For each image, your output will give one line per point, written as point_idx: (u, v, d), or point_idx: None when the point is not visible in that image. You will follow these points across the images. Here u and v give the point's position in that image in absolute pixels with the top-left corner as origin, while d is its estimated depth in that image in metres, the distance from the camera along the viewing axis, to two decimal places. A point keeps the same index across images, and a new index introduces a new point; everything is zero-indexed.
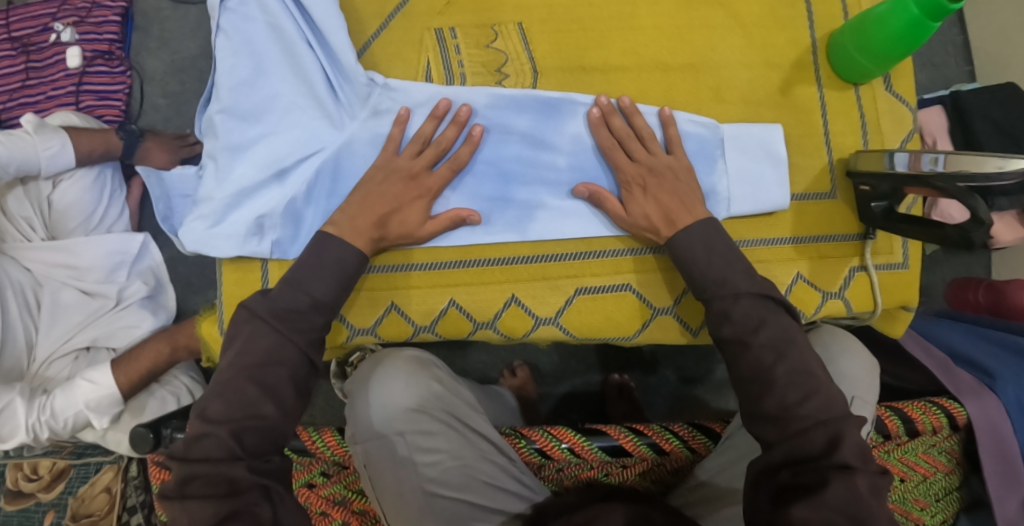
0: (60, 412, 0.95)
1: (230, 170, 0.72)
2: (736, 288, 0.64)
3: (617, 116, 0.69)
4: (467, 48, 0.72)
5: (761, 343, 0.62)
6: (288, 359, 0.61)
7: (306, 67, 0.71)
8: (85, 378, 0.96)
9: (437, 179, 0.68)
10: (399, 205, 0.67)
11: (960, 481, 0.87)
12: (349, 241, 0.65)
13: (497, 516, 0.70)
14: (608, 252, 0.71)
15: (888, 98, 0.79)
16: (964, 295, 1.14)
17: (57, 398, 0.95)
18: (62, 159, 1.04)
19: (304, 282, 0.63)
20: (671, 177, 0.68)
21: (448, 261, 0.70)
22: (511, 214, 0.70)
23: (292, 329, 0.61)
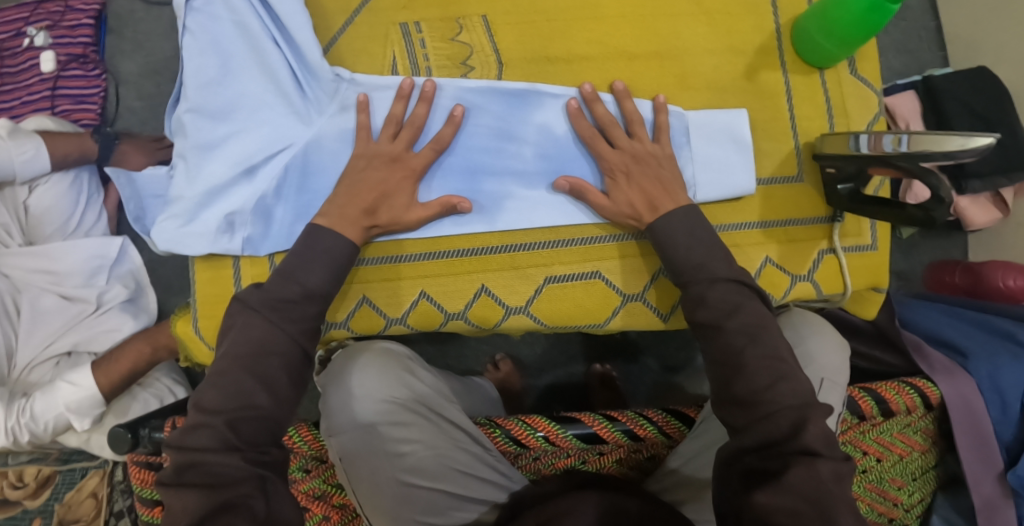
0: (39, 415, 0.96)
1: (199, 169, 0.72)
2: (714, 274, 0.65)
3: (598, 104, 0.69)
4: (432, 42, 0.72)
5: (734, 326, 0.63)
6: (280, 348, 0.61)
7: (272, 65, 0.72)
8: (65, 381, 0.97)
9: (421, 160, 0.68)
10: (389, 190, 0.67)
11: (937, 459, 0.89)
12: (342, 231, 0.66)
13: (473, 504, 0.70)
14: (579, 240, 0.71)
15: (853, 82, 0.80)
16: (942, 277, 1.15)
17: (37, 401, 0.96)
18: (37, 163, 1.04)
19: (297, 272, 0.64)
20: (654, 164, 0.69)
21: (417, 254, 0.70)
22: (480, 205, 0.70)
23: (284, 318, 0.62)
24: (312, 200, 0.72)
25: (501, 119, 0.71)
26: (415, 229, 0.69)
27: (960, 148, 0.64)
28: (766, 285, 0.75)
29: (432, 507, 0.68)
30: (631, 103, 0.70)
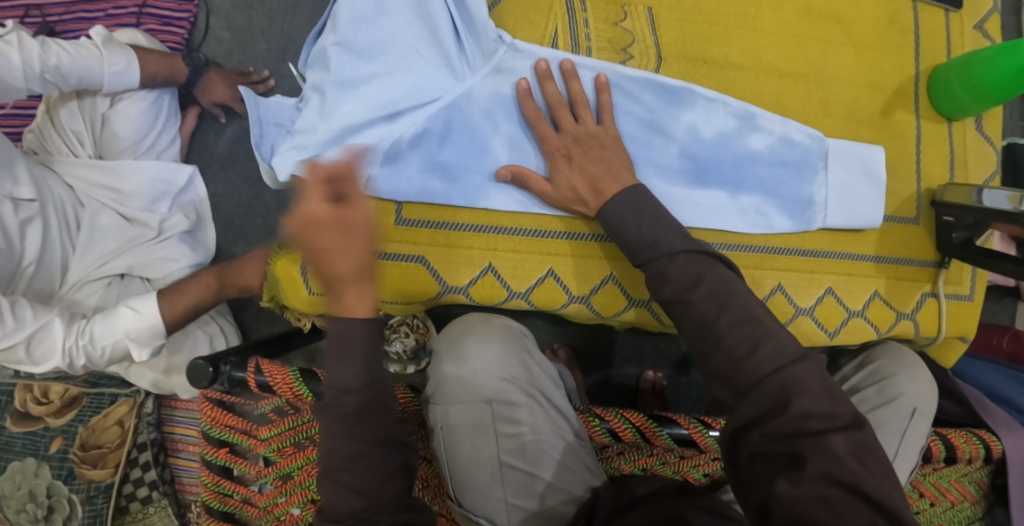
0: (98, 340, 0.93)
1: (338, 104, 0.70)
2: (670, 248, 0.61)
3: (550, 82, 0.68)
4: (595, 23, 0.72)
5: (701, 298, 0.59)
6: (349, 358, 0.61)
7: (433, 14, 0.70)
8: (130, 306, 0.95)
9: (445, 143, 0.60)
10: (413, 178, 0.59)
11: (984, 511, 0.91)
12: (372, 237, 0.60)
13: (560, 498, 0.69)
14: (577, 236, 0.71)
15: (976, 137, 0.80)
16: (988, 339, 1.18)
17: (98, 324, 0.94)
18: (126, 77, 1.00)
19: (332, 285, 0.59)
20: (597, 146, 0.67)
21: (549, 232, 0.71)
22: None
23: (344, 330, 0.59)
24: (450, 157, 0.71)
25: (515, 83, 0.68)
26: (550, 206, 0.70)
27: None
28: (874, 318, 0.75)
29: (523, 491, 0.69)
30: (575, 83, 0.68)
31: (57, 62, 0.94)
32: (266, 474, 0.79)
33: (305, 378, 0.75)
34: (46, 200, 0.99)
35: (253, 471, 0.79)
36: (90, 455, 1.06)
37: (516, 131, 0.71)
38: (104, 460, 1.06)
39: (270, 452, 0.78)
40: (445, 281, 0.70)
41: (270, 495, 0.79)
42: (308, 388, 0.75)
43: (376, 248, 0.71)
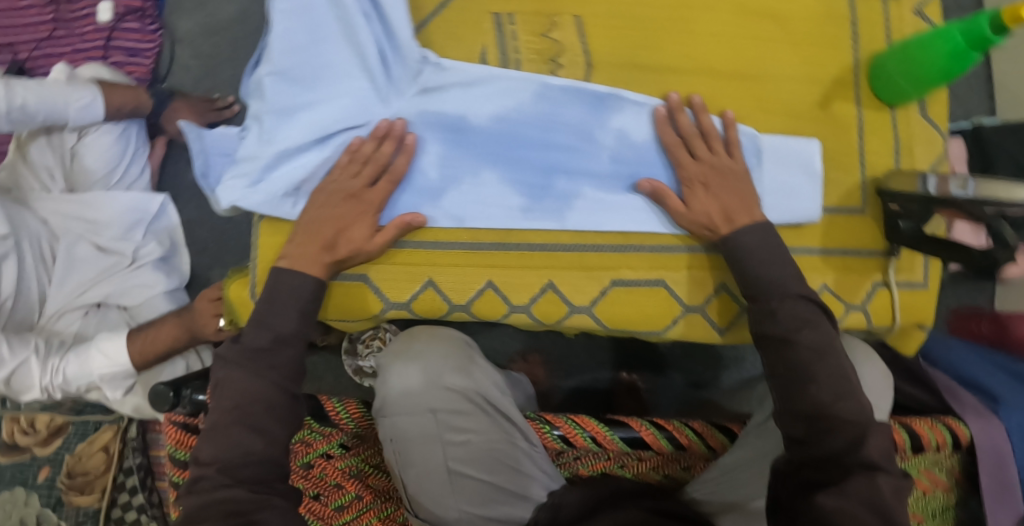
0: (72, 379, 0.99)
1: (276, 132, 0.73)
2: (783, 291, 0.66)
3: (683, 114, 0.70)
4: (523, 35, 0.73)
5: (803, 342, 0.64)
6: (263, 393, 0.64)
7: (361, 38, 0.72)
8: (100, 350, 0.99)
9: (379, 195, 0.69)
10: (349, 223, 0.69)
11: (959, 500, 0.89)
12: (306, 271, 0.68)
13: (518, 502, 0.69)
14: (522, 246, 0.70)
15: (922, 123, 0.79)
16: (969, 325, 1.20)
17: (71, 364, 0.99)
18: (92, 112, 1.03)
19: (268, 318, 0.66)
20: (732, 177, 0.69)
21: (485, 245, 0.71)
22: (550, 203, 0.70)
23: (264, 367, 0.65)
24: None
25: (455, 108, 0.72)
26: (485, 220, 0.70)
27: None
28: None
29: (477, 498, 0.68)
30: (707, 117, 0.70)
31: (22, 101, 0.96)
32: None
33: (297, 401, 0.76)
34: (20, 236, 1.02)
35: None
36: (77, 482, 1.08)
37: (445, 149, 0.72)
38: (90, 485, 1.08)
39: None
40: (387, 296, 0.71)
41: None
42: None
43: None
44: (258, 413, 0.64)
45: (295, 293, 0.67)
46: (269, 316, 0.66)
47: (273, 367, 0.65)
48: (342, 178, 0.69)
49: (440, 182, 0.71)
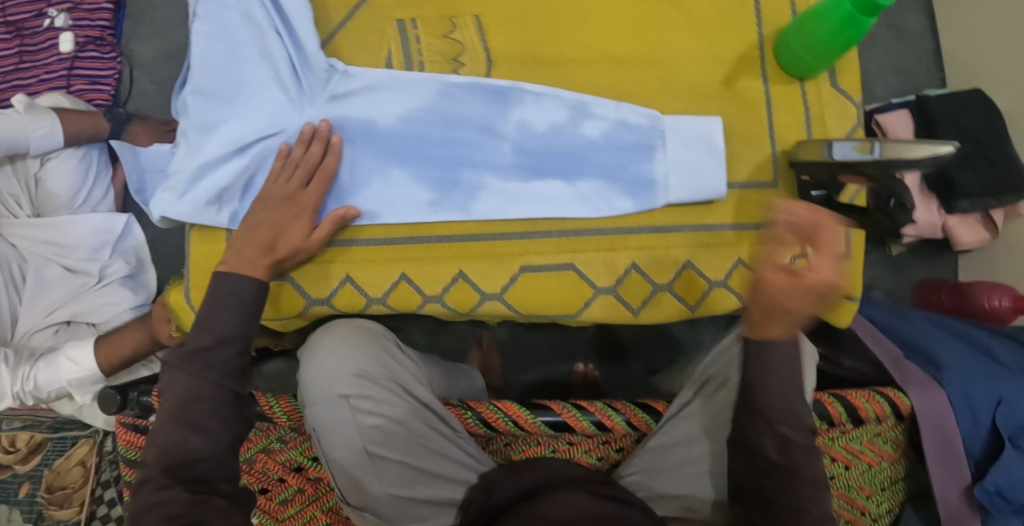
0: (42, 385, 1.02)
1: (201, 146, 0.75)
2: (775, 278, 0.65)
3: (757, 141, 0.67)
4: (426, 38, 0.77)
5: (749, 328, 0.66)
6: (209, 394, 0.61)
7: (273, 52, 0.76)
8: (69, 357, 1.03)
9: (312, 195, 0.71)
10: (285, 224, 0.70)
11: (905, 471, 0.90)
12: (245, 274, 0.66)
13: (443, 482, 0.74)
14: (431, 239, 0.74)
15: (832, 94, 0.80)
16: (931, 297, 1.24)
17: (41, 372, 1.02)
18: (51, 140, 1.08)
19: (206, 318, 0.63)
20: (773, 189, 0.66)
21: (399, 239, 0.74)
22: (456, 197, 0.74)
23: (203, 365, 0.61)
24: None
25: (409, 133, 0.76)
26: (398, 215, 0.73)
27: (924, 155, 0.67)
28: (738, 286, 0.75)
29: (401, 480, 0.71)
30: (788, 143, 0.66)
31: None
32: None
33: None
34: None
35: None
36: (56, 496, 1.12)
37: (354, 151, 0.75)
38: (70, 499, 1.12)
39: None
40: (306, 293, 0.74)
41: None
42: None
43: None
44: (199, 412, 0.61)
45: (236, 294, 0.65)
46: (205, 318, 0.63)
47: (212, 366, 0.62)
48: (274, 184, 0.71)
49: (351, 183, 0.74)
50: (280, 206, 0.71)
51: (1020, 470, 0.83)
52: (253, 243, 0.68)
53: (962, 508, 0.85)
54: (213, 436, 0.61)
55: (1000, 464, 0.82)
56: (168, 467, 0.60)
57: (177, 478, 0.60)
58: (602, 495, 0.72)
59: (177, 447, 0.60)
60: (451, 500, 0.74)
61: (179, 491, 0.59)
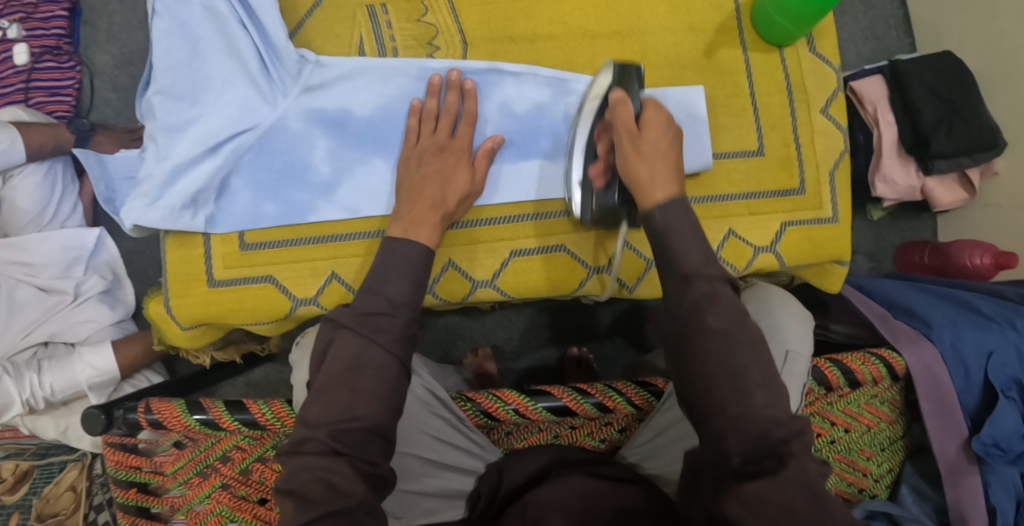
0: (58, 390, 0.98)
1: (170, 150, 0.73)
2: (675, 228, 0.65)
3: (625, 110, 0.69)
4: (399, 23, 0.77)
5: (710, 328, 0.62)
6: (373, 361, 0.61)
7: (239, 46, 0.73)
8: (87, 362, 1.00)
9: (464, 139, 0.72)
10: (448, 174, 0.71)
11: (905, 429, 0.92)
12: (414, 239, 0.67)
13: (451, 474, 0.74)
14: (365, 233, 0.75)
15: (812, 58, 0.80)
16: (909, 257, 1.27)
17: (55, 376, 0.98)
18: (12, 154, 1.03)
19: (377, 285, 0.64)
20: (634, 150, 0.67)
21: (364, 231, 0.75)
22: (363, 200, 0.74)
23: (374, 330, 0.62)
24: (275, 181, 0.74)
25: (487, 111, 0.75)
26: (385, 204, 0.74)
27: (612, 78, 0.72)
28: (726, 257, 0.76)
29: (407, 475, 0.72)
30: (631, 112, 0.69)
31: None
32: (181, 507, 0.81)
33: (233, 407, 0.76)
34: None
35: (169, 506, 0.81)
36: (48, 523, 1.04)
37: (333, 143, 0.75)
38: None
39: (179, 485, 0.79)
40: (294, 294, 0.74)
41: None
42: (194, 418, 0.75)
43: (230, 275, 0.74)
44: (367, 377, 0.60)
45: (405, 259, 0.65)
46: (378, 283, 0.64)
47: (385, 332, 0.62)
48: (423, 139, 0.72)
49: (331, 175, 0.75)
50: (436, 156, 0.71)
51: (1013, 420, 0.84)
52: (422, 203, 0.69)
53: (962, 460, 0.86)
54: (379, 403, 0.60)
55: (995, 417, 0.84)
56: (335, 432, 0.59)
57: (341, 444, 0.59)
58: (599, 474, 0.71)
59: (340, 410, 0.59)
60: (459, 491, 0.74)
61: (345, 462, 0.58)
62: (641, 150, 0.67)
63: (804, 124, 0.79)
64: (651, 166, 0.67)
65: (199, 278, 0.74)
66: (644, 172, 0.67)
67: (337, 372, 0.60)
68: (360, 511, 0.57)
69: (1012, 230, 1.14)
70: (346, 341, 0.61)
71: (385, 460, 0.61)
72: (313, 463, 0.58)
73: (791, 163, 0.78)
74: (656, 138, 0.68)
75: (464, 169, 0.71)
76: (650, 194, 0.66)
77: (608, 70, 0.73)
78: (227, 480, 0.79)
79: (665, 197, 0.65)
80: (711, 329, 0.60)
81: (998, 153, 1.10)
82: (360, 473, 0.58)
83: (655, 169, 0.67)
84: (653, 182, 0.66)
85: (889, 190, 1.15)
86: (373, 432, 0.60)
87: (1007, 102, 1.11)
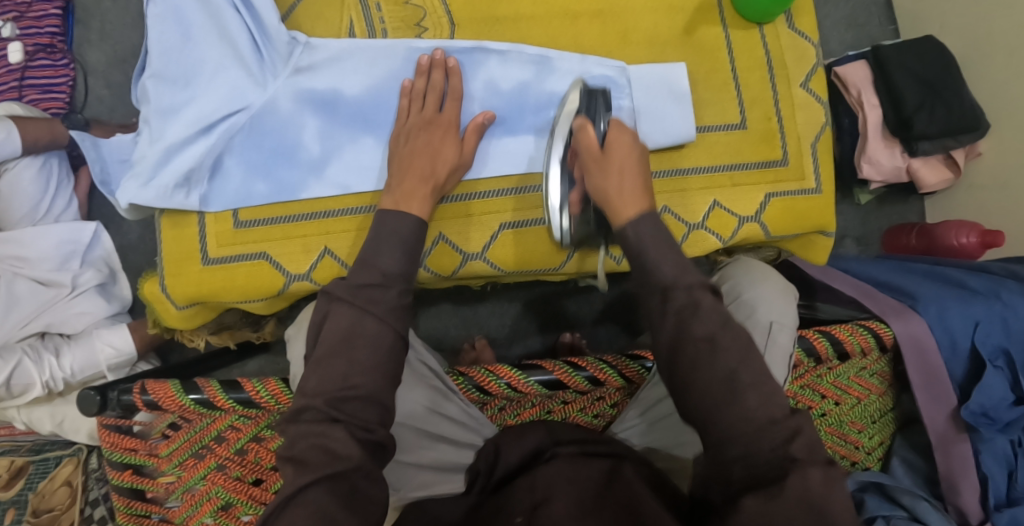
0: (78, 371, 1.01)
1: (163, 131, 0.74)
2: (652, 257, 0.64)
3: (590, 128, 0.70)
4: (387, 6, 0.78)
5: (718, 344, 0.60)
6: (367, 331, 0.62)
7: (230, 29, 0.74)
8: (105, 341, 1.03)
9: (450, 114, 0.74)
10: (436, 147, 0.72)
11: (894, 401, 0.94)
12: (406, 211, 0.68)
13: (446, 446, 0.74)
14: (352, 209, 0.76)
15: (790, 35, 0.81)
16: (898, 240, 1.28)
17: (74, 358, 1.01)
18: (8, 147, 1.04)
19: (370, 257, 0.65)
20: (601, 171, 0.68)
21: (354, 207, 0.76)
22: (350, 173, 0.76)
23: (368, 301, 0.63)
24: (267, 159, 0.76)
25: (472, 86, 0.77)
26: (372, 182, 0.76)
27: (579, 101, 0.74)
28: (712, 228, 0.78)
29: (403, 446, 0.73)
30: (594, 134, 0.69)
31: None
32: (175, 490, 0.80)
33: (228, 387, 0.76)
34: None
35: (163, 489, 0.81)
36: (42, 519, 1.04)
37: (322, 123, 0.76)
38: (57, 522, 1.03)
39: (174, 467, 0.79)
40: (287, 270, 0.75)
41: (181, 510, 0.81)
42: (189, 397, 0.76)
43: (223, 254, 0.75)
44: (362, 348, 0.61)
45: (397, 231, 0.67)
46: (370, 255, 0.65)
47: (378, 302, 0.63)
48: (412, 116, 0.74)
49: (321, 154, 0.76)
50: (425, 131, 0.73)
51: (999, 388, 0.85)
52: (412, 175, 0.70)
53: (950, 430, 0.88)
54: (376, 372, 0.61)
55: (982, 385, 0.85)
56: (332, 400, 0.60)
57: (338, 412, 0.59)
58: (589, 452, 0.71)
59: (338, 379, 0.60)
60: (454, 464, 0.74)
61: (342, 429, 0.59)
62: (607, 165, 0.68)
63: (785, 98, 0.81)
64: (620, 181, 0.67)
65: (193, 256, 0.75)
66: (613, 190, 0.67)
67: (332, 342, 0.61)
68: (359, 476, 0.57)
69: (996, 210, 1.16)
70: (341, 312, 0.62)
71: (383, 428, 0.61)
72: (311, 429, 0.58)
73: (772, 136, 0.80)
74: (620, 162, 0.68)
75: (451, 144, 0.73)
76: (621, 211, 0.67)
77: (576, 88, 0.75)
78: (222, 461, 0.79)
79: (635, 213, 0.66)
80: (696, 339, 0.60)
81: (981, 135, 1.11)
82: (357, 439, 0.59)
83: (623, 183, 0.67)
84: (620, 198, 0.67)
85: (875, 171, 1.16)
86: (370, 400, 0.60)
87: (987, 83, 1.13)
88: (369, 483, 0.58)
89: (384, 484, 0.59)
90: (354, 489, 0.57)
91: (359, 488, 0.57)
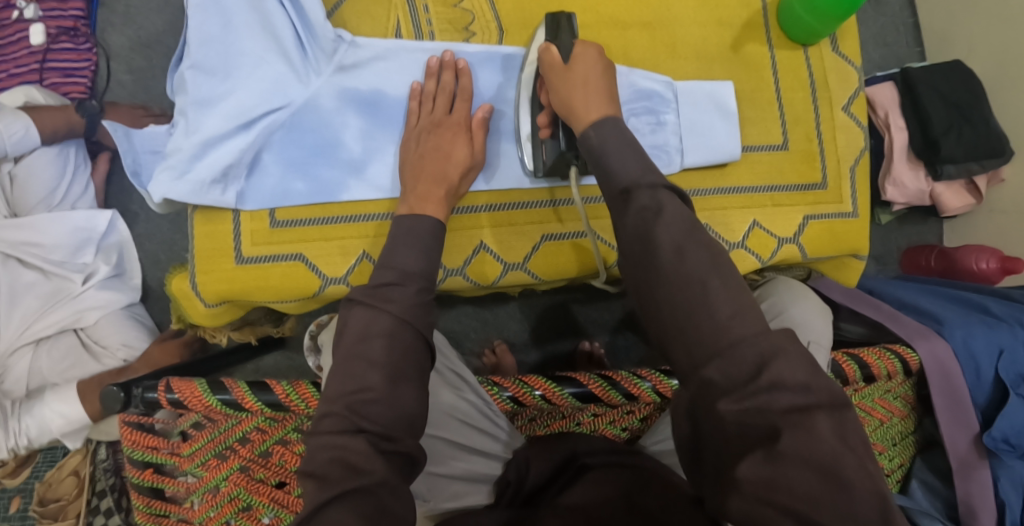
0: (36, 438, 0.98)
1: (200, 123, 0.72)
2: None
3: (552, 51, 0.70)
4: (434, 7, 0.78)
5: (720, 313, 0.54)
6: (386, 331, 0.60)
7: (275, 23, 0.73)
8: (54, 410, 0.97)
9: (460, 114, 0.74)
10: (448, 148, 0.72)
11: (916, 423, 0.94)
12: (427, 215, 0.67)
13: (476, 458, 0.73)
14: (369, 216, 0.76)
15: (834, 57, 0.82)
16: (916, 260, 1.29)
17: (29, 424, 0.98)
18: (27, 143, 1.04)
19: (389, 258, 0.64)
20: (568, 81, 0.67)
21: (369, 213, 0.76)
22: (377, 171, 0.76)
23: (384, 300, 0.61)
24: (306, 157, 0.75)
25: (483, 85, 0.77)
26: (382, 190, 0.75)
27: (545, 30, 0.73)
28: (751, 248, 0.77)
29: (434, 457, 0.71)
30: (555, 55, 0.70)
31: None
32: (196, 490, 0.79)
33: (257, 389, 0.75)
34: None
35: (184, 489, 0.79)
36: (49, 508, 1.02)
37: (364, 123, 0.76)
38: (64, 512, 1.02)
39: (196, 468, 0.78)
40: (323, 273, 0.75)
41: (203, 510, 0.79)
42: (217, 398, 0.75)
43: (257, 253, 0.74)
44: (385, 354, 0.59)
45: (413, 233, 0.66)
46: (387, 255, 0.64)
47: (408, 308, 0.61)
48: (422, 117, 0.74)
49: (362, 155, 0.75)
50: (433, 132, 0.73)
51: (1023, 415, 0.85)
52: (425, 178, 0.70)
53: (972, 455, 0.88)
54: (399, 380, 0.59)
55: (1006, 412, 0.85)
56: (351, 404, 0.57)
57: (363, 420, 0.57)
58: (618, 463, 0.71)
59: (353, 384, 0.58)
60: (485, 476, 0.73)
61: (362, 440, 0.56)
62: (570, 77, 0.67)
63: (827, 120, 0.81)
64: (583, 90, 0.66)
65: (226, 253, 0.74)
66: (579, 99, 0.65)
67: (350, 345, 0.59)
68: (384, 491, 0.54)
69: (1016, 236, 1.17)
70: (356, 314, 0.61)
71: (411, 437, 0.59)
72: (332, 441, 0.56)
73: (813, 158, 0.80)
74: (586, 71, 0.67)
75: (462, 142, 0.72)
76: (584, 117, 0.65)
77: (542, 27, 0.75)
78: (246, 463, 0.79)
79: (598, 116, 0.64)
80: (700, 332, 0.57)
81: (1005, 161, 1.12)
82: (378, 451, 0.56)
83: (587, 94, 0.66)
84: (585, 107, 0.65)
85: (898, 193, 1.16)
86: (391, 405, 0.58)
87: (1011, 109, 1.14)
88: (394, 499, 0.55)
89: (408, 498, 0.57)
90: (379, 506, 0.53)
91: (384, 504, 0.54)
